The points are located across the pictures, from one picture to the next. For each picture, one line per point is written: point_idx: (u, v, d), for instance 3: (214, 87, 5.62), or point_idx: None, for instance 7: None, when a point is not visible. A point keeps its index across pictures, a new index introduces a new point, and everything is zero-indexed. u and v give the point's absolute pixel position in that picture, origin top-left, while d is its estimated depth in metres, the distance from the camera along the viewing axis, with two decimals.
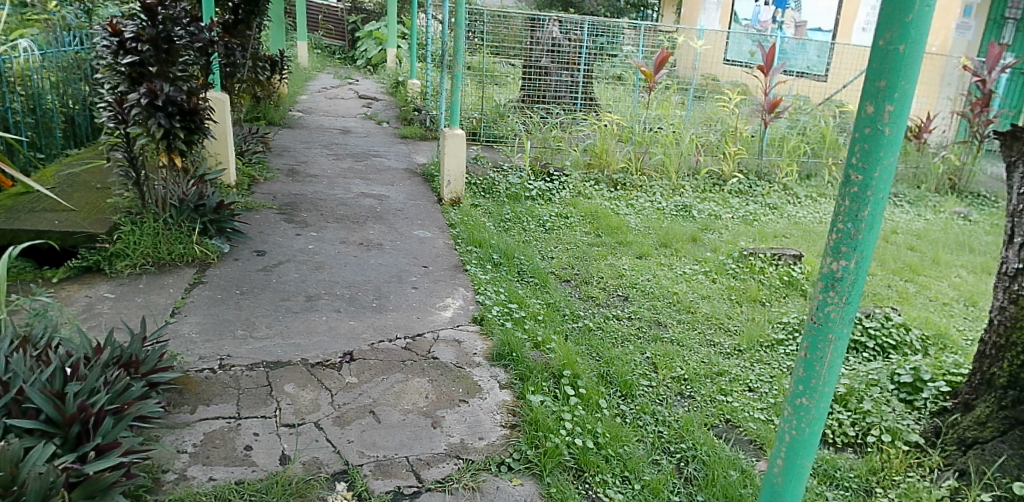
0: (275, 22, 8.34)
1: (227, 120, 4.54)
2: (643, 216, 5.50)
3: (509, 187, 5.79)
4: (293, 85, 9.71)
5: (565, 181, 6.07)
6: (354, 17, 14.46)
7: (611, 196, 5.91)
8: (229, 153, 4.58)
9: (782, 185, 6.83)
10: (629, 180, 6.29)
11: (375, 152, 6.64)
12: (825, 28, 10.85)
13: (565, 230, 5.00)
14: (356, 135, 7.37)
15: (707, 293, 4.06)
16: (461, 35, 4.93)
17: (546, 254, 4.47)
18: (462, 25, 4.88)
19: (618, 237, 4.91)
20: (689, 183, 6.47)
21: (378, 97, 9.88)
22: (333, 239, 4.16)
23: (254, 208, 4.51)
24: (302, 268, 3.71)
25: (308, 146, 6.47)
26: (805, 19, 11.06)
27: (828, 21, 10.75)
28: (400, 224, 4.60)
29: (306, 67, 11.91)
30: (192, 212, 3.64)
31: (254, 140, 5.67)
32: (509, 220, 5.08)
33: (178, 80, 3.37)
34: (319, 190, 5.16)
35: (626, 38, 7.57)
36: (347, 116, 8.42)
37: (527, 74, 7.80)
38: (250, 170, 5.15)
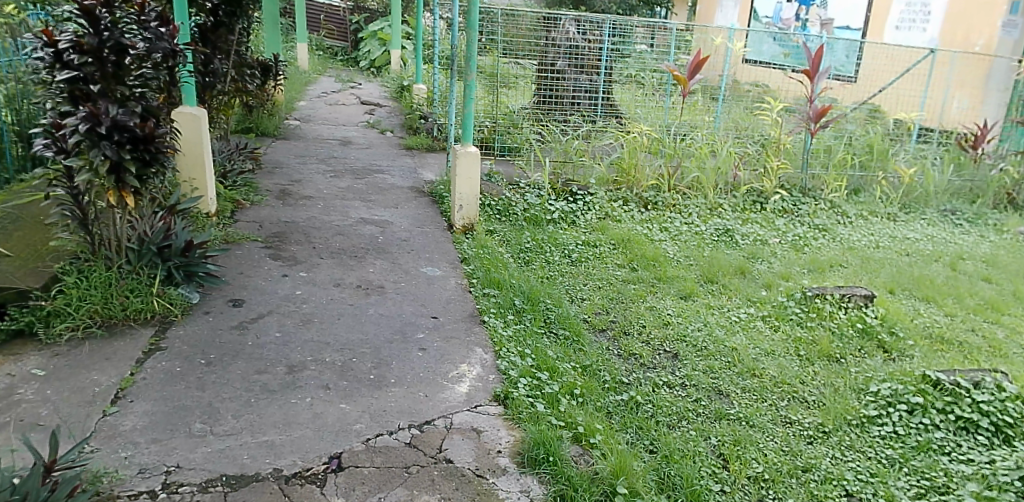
0: (269, 24, 7.70)
1: (204, 138, 3.93)
2: (680, 243, 4.84)
3: (528, 209, 5.16)
4: (291, 91, 9.08)
5: (591, 200, 5.37)
6: (356, 17, 13.84)
7: (642, 218, 5.25)
8: (208, 175, 3.97)
9: (829, 202, 6.16)
10: (662, 199, 5.62)
11: (377, 167, 6.01)
12: (854, 27, 9.94)
13: (595, 261, 4.36)
14: (357, 147, 6.74)
15: (771, 349, 3.42)
16: (474, 43, 4.25)
17: (576, 295, 3.82)
18: (474, 28, 4.20)
19: (657, 271, 4.24)
20: (728, 201, 5.79)
21: (382, 103, 9.26)
22: (326, 282, 3.52)
23: (236, 242, 3.87)
24: (286, 322, 3.06)
25: (303, 162, 5.84)
26: (832, 16, 10.24)
27: (857, 19, 9.81)
28: (405, 259, 3.96)
29: (306, 71, 11.27)
30: (154, 257, 3.01)
31: (239, 158, 5.04)
32: (528, 251, 4.42)
33: (131, 100, 2.72)
34: (313, 216, 4.52)
35: (639, 36, 7.05)
36: (348, 124, 7.80)
37: (540, 75, 7.19)
38: (234, 194, 4.52)
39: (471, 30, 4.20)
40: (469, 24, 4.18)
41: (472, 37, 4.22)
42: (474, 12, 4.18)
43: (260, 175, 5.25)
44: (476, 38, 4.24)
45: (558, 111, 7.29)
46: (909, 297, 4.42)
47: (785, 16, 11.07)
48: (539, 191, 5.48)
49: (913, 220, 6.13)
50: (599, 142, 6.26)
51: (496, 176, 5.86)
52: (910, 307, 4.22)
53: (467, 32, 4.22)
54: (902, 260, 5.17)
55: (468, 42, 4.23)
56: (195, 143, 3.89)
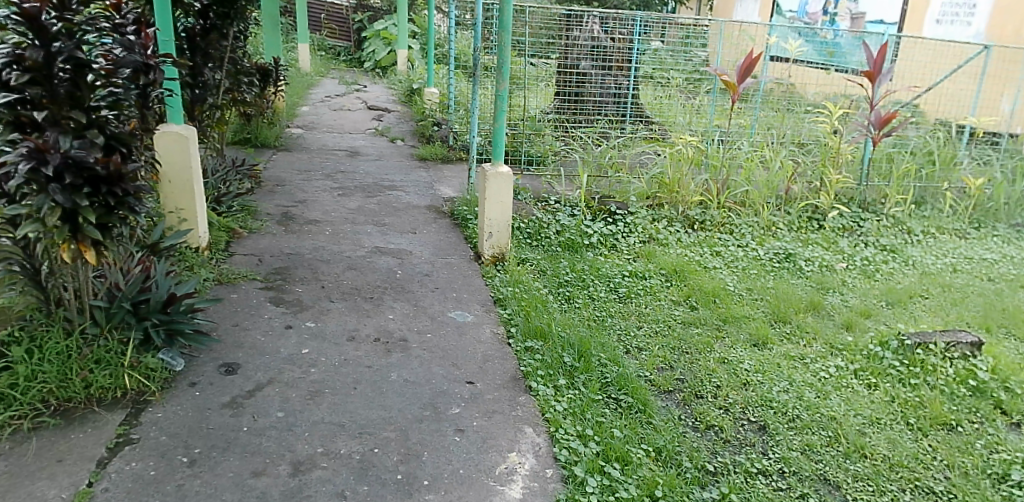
0: (269, 26, 7.14)
1: (194, 164, 3.41)
2: (738, 272, 4.28)
3: (563, 232, 4.60)
4: (294, 96, 8.54)
5: (632, 220, 4.80)
6: (359, 16, 13.27)
7: (689, 241, 4.68)
8: (198, 204, 3.44)
9: (891, 217, 5.58)
10: (710, 219, 5.05)
11: (390, 184, 5.46)
12: (890, 21, 9.27)
13: (646, 297, 3.78)
14: (367, 160, 6.18)
15: (874, 415, 2.84)
16: (507, 47, 3.64)
17: (631, 344, 3.24)
18: (507, 29, 3.59)
19: (719, 309, 3.67)
20: (781, 219, 5.24)
21: (391, 107, 8.69)
22: (337, 335, 2.95)
23: (231, 283, 3.31)
24: (290, 392, 2.48)
25: (309, 179, 5.29)
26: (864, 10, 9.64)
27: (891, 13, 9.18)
28: (429, 302, 3.39)
29: (309, 73, 10.72)
30: (127, 316, 2.47)
31: (235, 177, 4.49)
32: (568, 287, 3.84)
33: (92, 128, 2.18)
34: (321, 246, 3.95)
35: (655, 30, 6.43)
36: (355, 132, 7.25)
37: (561, 73, 6.68)
38: (230, 221, 3.96)
39: (504, 33, 3.59)
40: (501, 26, 3.57)
41: (504, 40, 3.61)
42: (507, 10, 3.57)
43: (261, 196, 4.70)
44: (509, 41, 3.63)
45: (585, 117, 6.72)
46: (1009, 338, 3.82)
47: (813, 10, 10.37)
48: (574, 210, 4.93)
49: (984, 238, 5.53)
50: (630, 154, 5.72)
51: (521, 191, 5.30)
52: (1015, 350, 3.63)
53: (499, 36, 3.62)
54: (985, 286, 4.58)
55: (500, 46, 3.62)
56: (181, 168, 3.36)
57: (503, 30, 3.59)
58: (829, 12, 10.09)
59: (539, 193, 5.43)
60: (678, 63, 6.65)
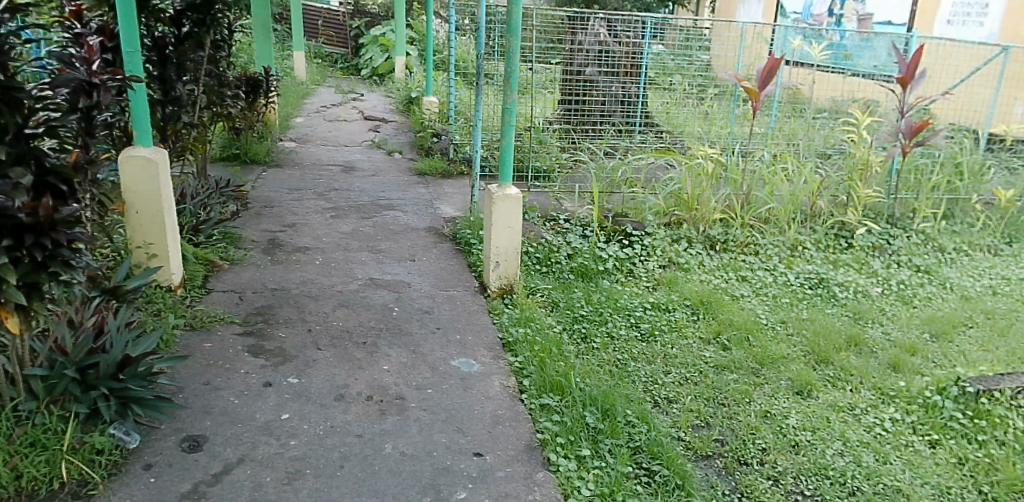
0: (259, 32, 6.76)
1: (165, 192, 3.01)
2: (769, 301, 3.89)
3: (575, 256, 4.21)
4: (288, 107, 8.19)
5: (650, 243, 4.39)
6: (356, 22, 12.92)
7: (713, 265, 4.29)
8: (169, 237, 3.04)
9: (923, 233, 5.13)
10: (732, 238, 4.63)
11: (387, 203, 5.08)
12: (898, 21, 8.88)
13: (672, 334, 3.40)
14: (362, 176, 5.82)
15: (945, 484, 2.45)
16: (516, 54, 3.25)
17: (660, 396, 2.85)
18: (516, 34, 3.20)
19: (754, 350, 3.30)
20: (808, 236, 4.84)
21: (387, 117, 8.32)
22: (325, 394, 2.57)
23: (206, 329, 2.93)
24: (266, 474, 2.10)
25: (299, 201, 4.92)
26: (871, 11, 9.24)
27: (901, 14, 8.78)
28: (429, 347, 3.00)
29: (304, 82, 10.37)
30: (72, 385, 2.11)
31: (217, 201, 4.11)
32: (584, 324, 3.45)
33: (18, 163, 1.84)
34: (309, 279, 3.57)
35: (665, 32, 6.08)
36: (350, 145, 6.90)
37: (566, 79, 6.31)
38: (209, 252, 3.58)
39: (513, 37, 3.20)
40: (510, 30, 3.18)
41: (513, 47, 3.22)
42: (517, 12, 3.18)
43: (246, 222, 4.32)
44: (519, 47, 3.24)
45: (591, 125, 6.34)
46: None
47: (818, 11, 9.93)
48: (586, 229, 4.54)
49: None
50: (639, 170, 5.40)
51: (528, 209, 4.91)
52: None
53: (507, 41, 3.23)
54: None
55: (508, 52, 3.23)
56: (149, 197, 2.96)
57: (514, 34, 3.20)
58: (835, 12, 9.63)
59: (546, 211, 5.06)
60: (689, 68, 6.30)
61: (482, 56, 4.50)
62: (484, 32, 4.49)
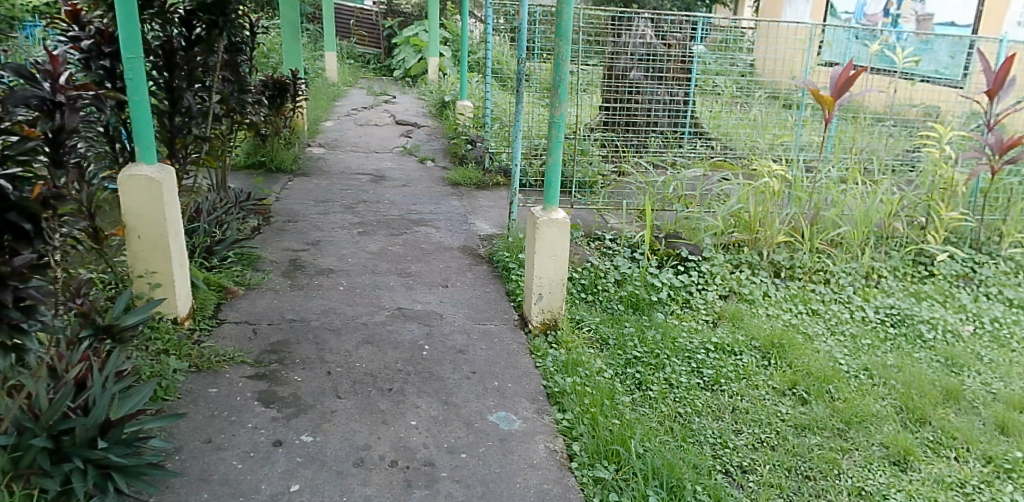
0: (288, 32, 6.47)
1: (169, 215, 2.67)
2: (848, 343, 3.45)
3: (625, 284, 3.80)
4: (317, 111, 7.93)
5: (708, 270, 3.94)
6: (390, 22, 12.62)
7: (778, 296, 3.84)
8: (174, 265, 2.71)
9: (1012, 260, 4.60)
10: (800, 264, 4.16)
11: (418, 218, 4.73)
12: (960, 22, 8.24)
13: (741, 383, 2.98)
14: (393, 187, 5.48)
15: None
16: (567, 61, 2.81)
17: (737, 465, 2.46)
18: (566, 38, 2.76)
19: (838, 406, 2.88)
20: (883, 262, 4.35)
21: (420, 121, 7.99)
22: (343, 458, 2.20)
23: (213, 371, 2.59)
24: None
25: (325, 216, 4.59)
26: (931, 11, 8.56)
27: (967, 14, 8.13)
28: (464, 396, 2.62)
29: (335, 83, 10.11)
30: (42, 456, 1.81)
31: (235, 217, 3.79)
32: (637, 367, 3.02)
33: None
34: (331, 308, 3.22)
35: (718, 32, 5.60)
36: (381, 153, 6.58)
37: (609, 85, 5.84)
38: (223, 276, 3.25)
39: (564, 42, 2.77)
40: (560, 34, 2.75)
41: (564, 52, 2.78)
42: (569, 12, 2.73)
43: (268, 240, 4.01)
44: (571, 53, 2.81)
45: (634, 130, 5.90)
46: None
47: (872, 11, 9.28)
48: (638, 249, 4.12)
49: None
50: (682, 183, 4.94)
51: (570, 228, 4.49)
52: None
53: (557, 46, 2.80)
54: None
55: (557, 59, 2.79)
56: (152, 221, 2.64)
57: (565, 38, 2.77)
58: (891, 12, 8.96)
59: (588, 229, 4.66)
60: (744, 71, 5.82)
61: (522, 60, 4.10)
62: (527, 34, 4.07)
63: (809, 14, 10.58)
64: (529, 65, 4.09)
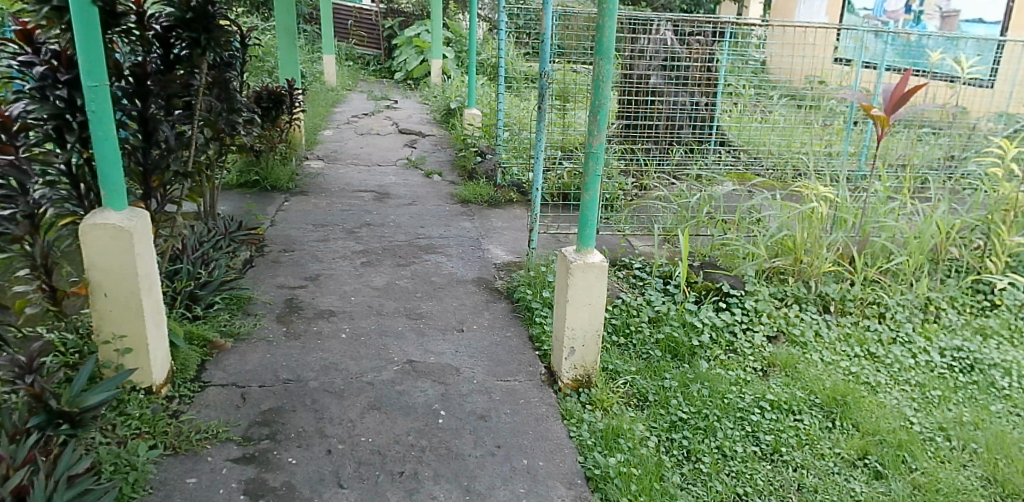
0: (284, 40, 6.08)
1: (141, 269, 2.28)
2: (917, 396, 3.05)
3: (660, 325, 3.41)
4: (315, 120, 7.55)
5: (753, 307, 3.54)
6: (389, 22, 12.20)
7: (830, 337, 3.44)
8: (148, 325, 2.31)
9: None
10: (851, 297, 3.77)
11: (426, 244, 4.34)
12: (989, 19, 7.74)
13: (805, 453, 2.57)
14: (399, 207, 5.10)
15: None
16: (608, 83, 2.44)
17: None
18: (606, 57, 2.39)
19: (918, 481, 2.48)
20: (940, 292, 3.95)
21: (424, 129, 7.61)
22: None
23: (192, 453, 2.20)
24: None
25: (325, 244, 4.21)
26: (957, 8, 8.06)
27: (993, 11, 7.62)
28: (488, 479, 2.22)
29: (334, 88, 9.75)
30: None
31: (223, 253, 3.40)
32: (685, 432, 2.61)
33: None
34: (332, 362, 2.82)
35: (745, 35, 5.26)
36: (384, 168, 6.21)
37: (629, 94, 5.45)
38: (208, 327, 2.86)
39: (605, 61, 2.40)
40: (601, 51, 2.38)
41: (604, 73, 2.41)
42: (610, 27, 2.36)
43: (261, 276, 3.62)
44: (612, 74, 2.43)
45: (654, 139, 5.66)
46: None
47: (893, 6, 8.91)
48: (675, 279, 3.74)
49: None
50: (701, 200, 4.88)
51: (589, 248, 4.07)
52: None
53: (595, 65, 2.43)
54: None
55: (596, 81, 2.42)
56: (121, 276, 2.24)
57: (606, 56, 2.39)
58: (914, 9, 8.69)
59: (610, 253, 4.28)
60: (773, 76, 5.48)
61: (544, 70, 3.69)
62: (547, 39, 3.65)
63: (825, 13, 10.17)
64: (550, 76, 3.69)
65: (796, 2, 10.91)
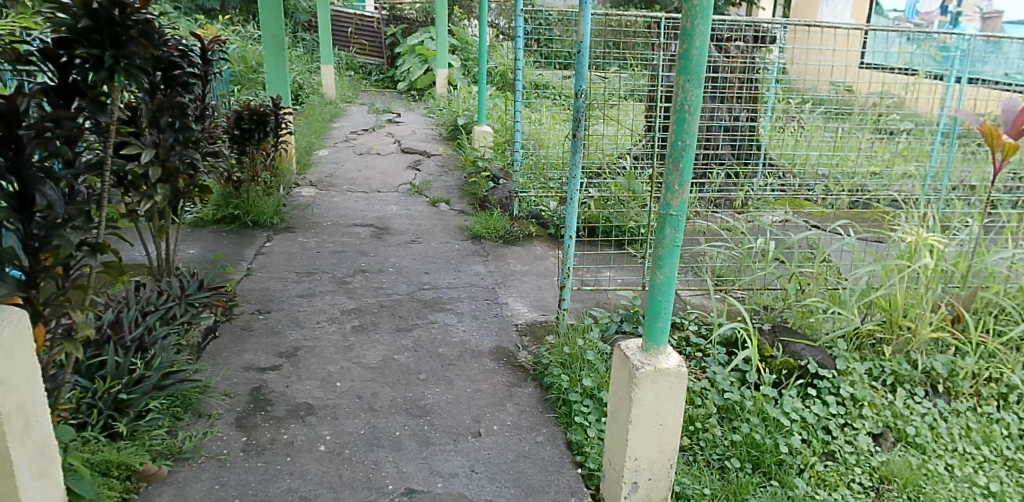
0: (271, 54, 5.41)
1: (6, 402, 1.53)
2: None
3: (733, 419, 2.65)
4: (308, 141, 6.87)
5: (850, 393, 2.77)
6: (392, 29, 11.51)
7: (951, 434, 2.67)
8: (22, 476, 1.58)
9: None
10: (966, 375, 2.99)
11: (432, 298, 3.60)
12: None
13: None
14: (399, 248, 4.37)
15: None
16: (694, 115, 1.68)
17: None
18: (694, 76, 1.64)
19: None
20: None
21: (429, 147, 6.90)
22: None
23: None
24: None
25: (309, 300, 3.46)
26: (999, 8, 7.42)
27: None
28: None
29: (332, 102, 9.09)
30: None
31: (171, 330, 2.70)
32: None
33: None
34: (303, 495, 2.07)
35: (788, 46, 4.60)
36: (385, 197, 5.49)
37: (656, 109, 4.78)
38: (137, 446, 2.13)
39: (693, 84, 1.65)
40: (687, 70, 1.63)
41: (690, 100, 1.66)
42: (702, 34, 1.62)
43: (225, 352, 2.88)
44: (701, 101, 1.68)
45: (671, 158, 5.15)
46: None
47: (928, 7, 8.10)
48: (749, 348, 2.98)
49: None
50: (732, 232, 4.36)
51: (624, 296, 3.39)
52: None
53: (676, 90, 1.67)
54: None
55: (679, 112, 1.67)
56: None
57: (697, 75, 1.65)
58: (951, 9, 7.91)
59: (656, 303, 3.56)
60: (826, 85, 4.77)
61: (580, 87, 2.83)
62: (580, 45, 2.79)
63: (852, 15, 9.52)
64: (586, 96, 2.85)
65: (818, 4, 10.26)
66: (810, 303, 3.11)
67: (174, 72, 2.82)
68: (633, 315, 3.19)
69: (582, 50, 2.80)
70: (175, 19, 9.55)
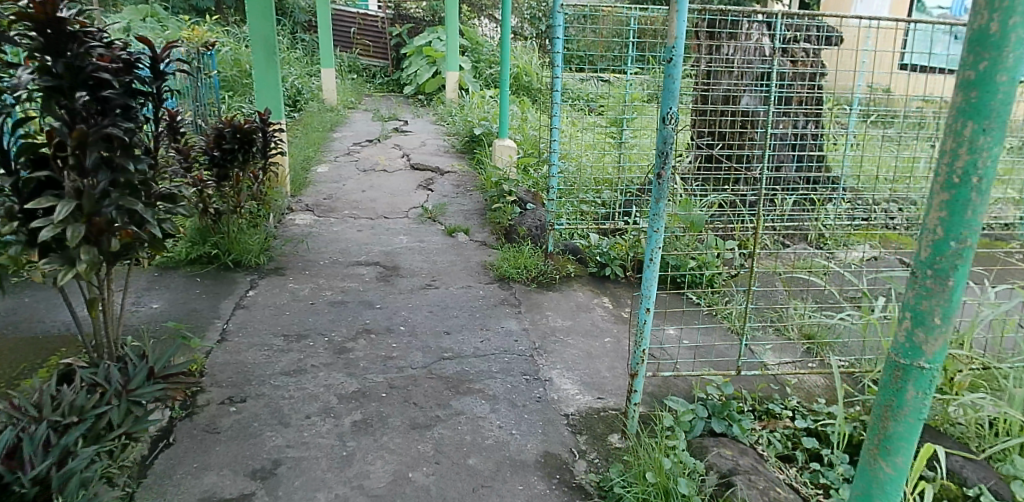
0: (260, 58, 4.68)
1: None
2: None
3: None
4: (305, 155, 6.13)
5: None
6: (397, 28, 10.75)
7: None
8: None
9: None
10: None
11: (455, 372, 2.82)
12: None
13: None
14: (410, 295, 3.60)
15: None
16: (979, 204, 1.17)
17: None
18: (991, 126, 1.14)
19: None
20: None
21: (442, 162, 6.14)
22: None
23: None
24: None
25: (297, 380, 2.69)
26: None
27: None
28: None
29: (333, 109, 8.35)
30: None
31: (95, 456, 1.93)
32: None
33: None
34: None
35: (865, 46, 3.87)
36: (392, 225, 4.73)
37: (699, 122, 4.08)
38: None
39: (992, 139, 1.14)
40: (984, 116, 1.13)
41: (982, 170, 1.15)
42: (1012, 78, 1.12)
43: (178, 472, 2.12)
44: (994, 178, 1.16)
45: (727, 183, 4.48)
46: None
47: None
48: None
49: None
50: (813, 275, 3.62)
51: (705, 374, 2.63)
52: None
53: (947, 159, 1.18)
54: None
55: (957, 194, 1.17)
56: None
57: (997, 124, 1.14)
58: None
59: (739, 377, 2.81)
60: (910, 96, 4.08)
61: (671, 109, 2.04)
62: (674, 49, 2.01)
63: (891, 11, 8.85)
64: (679, 123, 2.07)
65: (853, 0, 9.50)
66: (964, 400, 2.31)
67: (105, 92, 2.07)
68: (724, 409, 2.42)
69: (676, 58, 2.02)
70: (165, 21, 8.86)
